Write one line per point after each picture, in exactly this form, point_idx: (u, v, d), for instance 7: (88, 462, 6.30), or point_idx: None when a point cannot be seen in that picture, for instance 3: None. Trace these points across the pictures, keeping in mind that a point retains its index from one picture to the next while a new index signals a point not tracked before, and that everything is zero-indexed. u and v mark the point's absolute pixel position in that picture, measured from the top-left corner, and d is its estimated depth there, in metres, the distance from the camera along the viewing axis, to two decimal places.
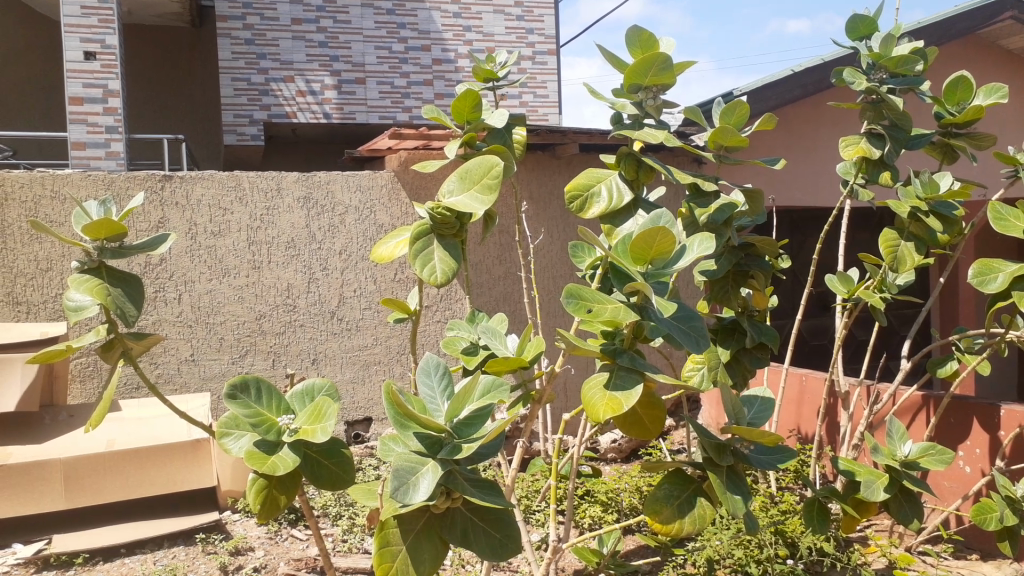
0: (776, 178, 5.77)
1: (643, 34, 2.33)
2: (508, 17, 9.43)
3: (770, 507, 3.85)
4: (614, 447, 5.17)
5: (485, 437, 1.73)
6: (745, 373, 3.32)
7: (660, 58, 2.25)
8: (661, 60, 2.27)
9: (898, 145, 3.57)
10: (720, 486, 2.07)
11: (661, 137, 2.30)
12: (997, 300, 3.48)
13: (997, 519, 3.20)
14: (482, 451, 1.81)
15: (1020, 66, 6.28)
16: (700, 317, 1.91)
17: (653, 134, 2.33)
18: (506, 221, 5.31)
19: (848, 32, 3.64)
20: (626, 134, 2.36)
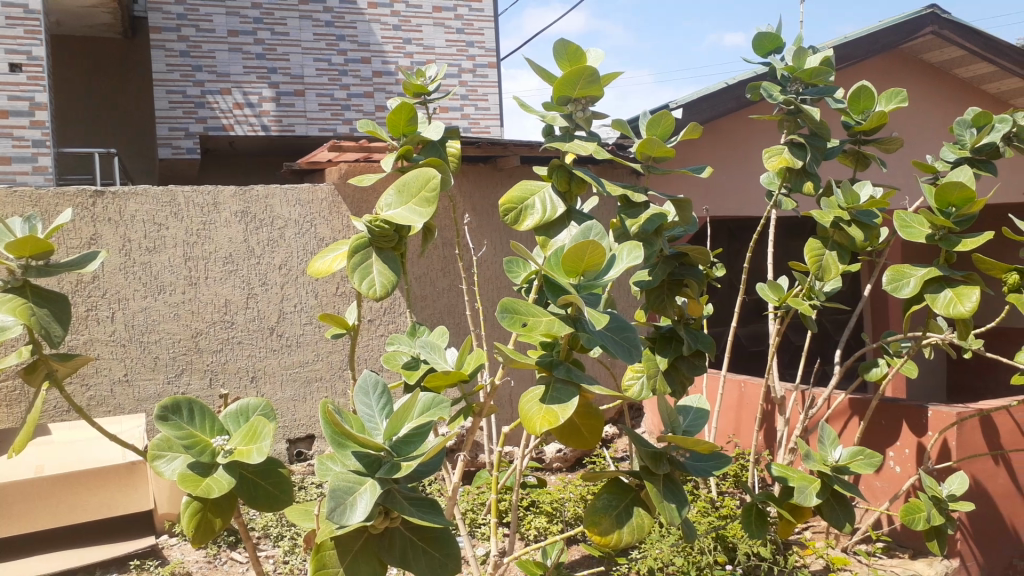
0: (709, 189, 5.91)
1: (570, 47, 2.36)
2: (448, 30, 9.47)
3: (710, 513, 3.91)
4: (559, 457, 5.19)
5: (424, 456, 1.72)
6: (683, 382, 3.36)
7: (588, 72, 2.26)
8: (589, 74, 2.29)
9: (818, 154, 3.69)
10: (656, 495, 2.10)
11: (591, 149, 2.34)
12: (912, 305, 3.60)
13: (924, 519, 3.33)
14: (420, 471, 1.79)
15: (940, 80, 6.53)
16: (632, 326, 1.95)
17: (584, 146, 2.36)
18: (447, 234, 5.31)
19: (755, 48, 3.80)
20: (555, 146, 2.39)
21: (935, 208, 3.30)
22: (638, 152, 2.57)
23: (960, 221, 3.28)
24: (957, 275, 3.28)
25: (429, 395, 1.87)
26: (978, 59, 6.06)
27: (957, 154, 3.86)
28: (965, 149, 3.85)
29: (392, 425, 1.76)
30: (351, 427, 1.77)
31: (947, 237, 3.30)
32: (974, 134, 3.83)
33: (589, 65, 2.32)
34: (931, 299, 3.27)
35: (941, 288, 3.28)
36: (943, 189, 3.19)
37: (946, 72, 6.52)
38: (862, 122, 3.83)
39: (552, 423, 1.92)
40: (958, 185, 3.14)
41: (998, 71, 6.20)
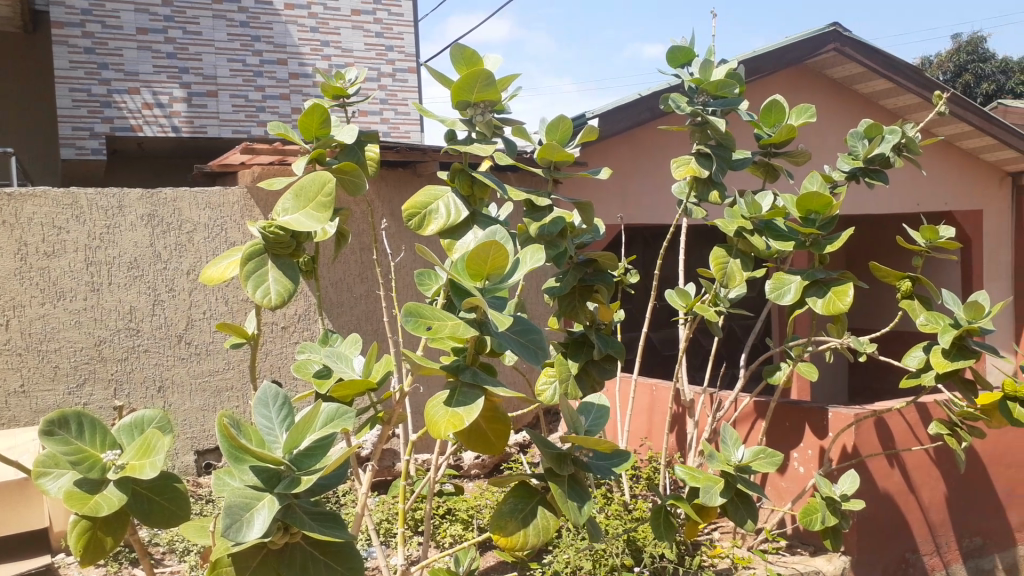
0: (626, 196, 6.02)
1: (466, 51, 2.41)
2: (367, 33, 9.46)
3: (622, 516, 3.97)
4: (477, 463, 5.14)
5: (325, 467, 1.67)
6: (594, 386, 3.39)
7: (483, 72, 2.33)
8: (486, 76, 2.40)
9: (723, 163, 3.81)
10: (561, 496, 2.14)
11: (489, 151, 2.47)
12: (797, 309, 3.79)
13: (820, 519, 3.49)
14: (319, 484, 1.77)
15: (842, 94, 6.83)
16: (538, 329, 1.97)
17: (482, 149, 2.48)
18: (363, 239, 5.25)
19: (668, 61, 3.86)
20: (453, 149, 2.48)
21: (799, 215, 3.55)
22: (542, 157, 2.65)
23: (823, 225, 3.53)
24: (833, 276, 3.46)
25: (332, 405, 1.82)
26: (877, 76, 6.35)
27: (851, 165, 4.05)
28: (859, 159, 4.03)
29: (293, 437, 1.71)
30: (248, 440, 1.71)
31: (816, 241, 3.53)
32: (866, 146, 4.02)
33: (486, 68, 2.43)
34: (811, 302, 3.44)
35: (820, 291, 3.46)
36: (803, 198, 3.43)
37: (847, 87, 6.82)
38: (772, 134, 3.97)
39: (457, 426, 1.91)
40: (817, 193, 3.39)
41: (894, 88, 6.52)
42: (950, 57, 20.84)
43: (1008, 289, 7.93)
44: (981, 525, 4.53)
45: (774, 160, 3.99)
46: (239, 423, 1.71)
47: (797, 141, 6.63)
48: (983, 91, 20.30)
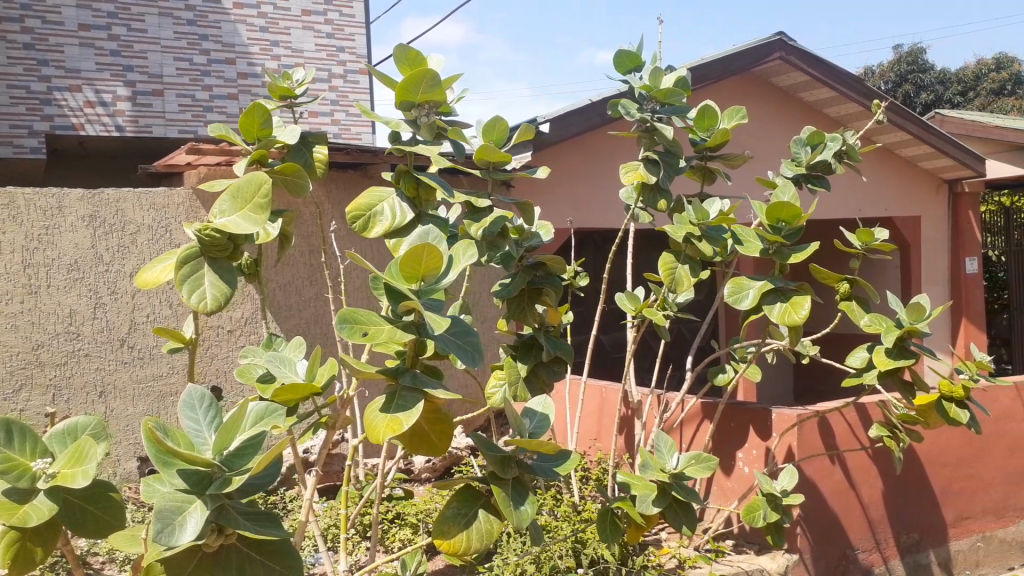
0: (576, 200, 6.06)
1: (410, 52, 2.55)
2: (318, 34, 9.38)
3: (572, 517, 3.99)
4: (428, 467, 5.06)
5: (256, 464, 1.65)
6: (544, 388, 3.38)
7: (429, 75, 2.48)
8: (430, 77, 2.49)
9: (671, 170, 3.85)
10: (504, 500, 2.16)
11: (435, 152, 2.65)
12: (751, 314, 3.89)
13: (762, 516, 3.61)
14: (250, 484, 1.72)
15: (788, 102, 6.97)
16: (475, 331, 1.98)
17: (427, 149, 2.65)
18: (310, 241, 5.18)
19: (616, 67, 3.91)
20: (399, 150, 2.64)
21: (766, 223, 3.54)
22: (481, 155, 2.97)
23: (789, 235, 3.53)
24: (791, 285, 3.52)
25: (261, 405, 1.84)
26: (821, 85, 6.50)
27: (794, 171, 4.15)
28: (801, 165, 4.13)
29: (222, 439, 1.68)
30: (177, 444, 1.67)
31: (779, 250, 3.53)
32: (808, 152, 4.12)
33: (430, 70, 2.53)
34: (768, 309, 3.50)
35: (776, 298, 3.52)
36: (772, 207, 3.43)
37: (793, 95, 6.96)
38: (707, 138, 4.04)
39: (396, 430, 1.91)
40: (786, 203, 3.38)
41: (838, 96, 6.68)
42: (891, 68, 21.38)
43: (944, 294, 8.16)
44: (918, 522, 4.66)
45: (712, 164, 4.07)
46: (167, 427, 1.68)
47: (743, 148, 6.74)
48: (923, 101, 20.94)
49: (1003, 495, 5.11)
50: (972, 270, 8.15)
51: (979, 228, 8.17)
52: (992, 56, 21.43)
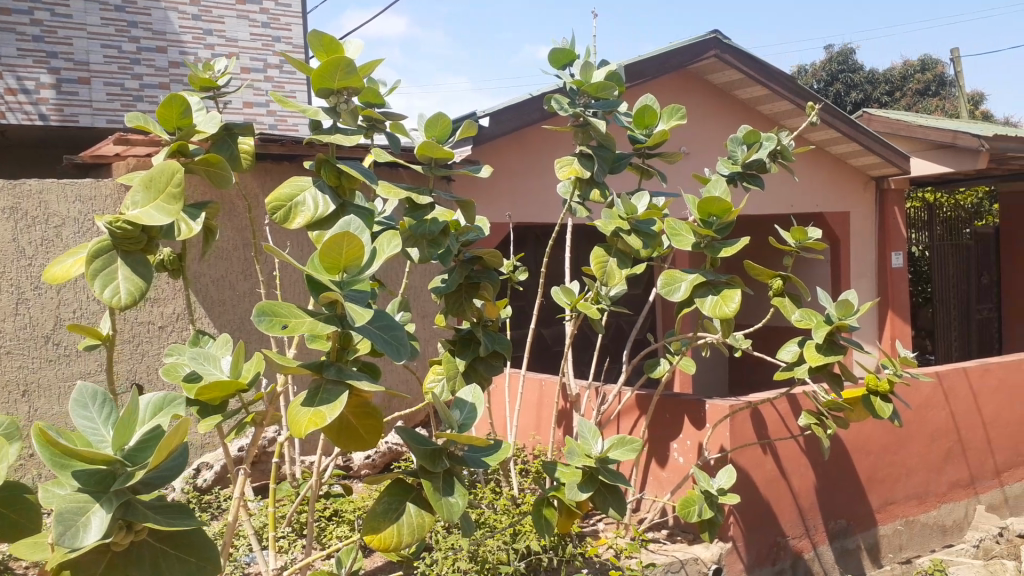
0: (515, 194, 6.07)
1: (324, 37, 2.53)
2: (253, 23, 9.18)
3: (512, 510, 3.99)
4: (366, 463, 4.92)
5: (158, 456, 1.60)
6: (483, 382, 3.36)
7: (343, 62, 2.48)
8: (346, 63, 2.50)
9: (605, 164, 3.90)
10: (433, 494, 2.17)
11: (353, 141, 2.66)
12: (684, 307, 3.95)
13: (697, 511, 3.67)
14: (154, 478, 1.66)
15: (724, 100, 7.10)
16: (400, 324, 1.95)
17: (347, 138, 2.69)
18: (242, 234, 5.07)
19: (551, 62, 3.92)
20: (319, 139, 2.67)
21: (699, 217, 3.60)
22: (422, 151, 2.92)
23: (720, 229, 3.60)
24: (721, 278, 3.58)
25: (155, 396, 1.85)
26: (755, 83, 6.65)
27: (731, 169, 4.21)
28: (738, 164, 4.20)
29: (119, 435, 1.64)
30: (72, 445, 1.60)
31: (710, 244, 3.57)
32: (745, 151, 4.20)
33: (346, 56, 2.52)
34: (700, 302, 3.56)
35: (708, 291, 3.58)
36: (704, 202, 3.50)
37: (727, 92, 7.08)
38: (648, 137, 4.08)
39: (318, 424, 1.88)
40: (717, 198, 3.45)
41: (770, 95, 6.83)
42: (823, 67, 21.89)
43: (871, 288, 8.41)
44: (845, 508, 4.80)
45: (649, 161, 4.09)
46: (60, 428, 1.61)
47: (679, 144, 6.84)
48: (853, 99, 21.52)
49: (924, 480, 5.30)
50: (898, 264, 8.44)
51: (902, 223, 8.49)
52: (918, 57, 22.13)
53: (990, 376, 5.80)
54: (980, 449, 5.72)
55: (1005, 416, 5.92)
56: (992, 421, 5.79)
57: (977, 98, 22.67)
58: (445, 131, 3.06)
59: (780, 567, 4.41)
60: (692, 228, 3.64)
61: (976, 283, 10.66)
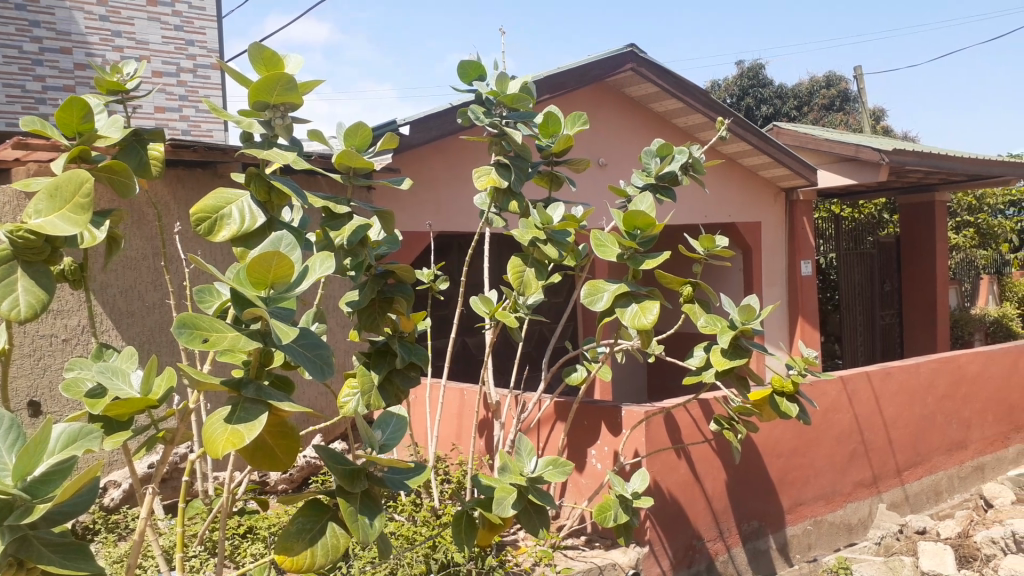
0: (435, 204, 6.05)
1: (266, 53, 2.52)
2: (165, 26, 8.87)
3: (432, 521, 3.97)
4: (284, 478, 4.83)
5: (66, 491, 1.55)
6: (398, 395, 3.33)
7: (283, 78, 2.47)
8: (285, 79, 2.49)
9: (521, 173, 3.95)
10: (350, 515, 2.12)
11: (289, 158, 2.57)
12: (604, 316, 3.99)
13: (613, 516, 3.73)
14: (54, 513, 1.61)
15: (641, 112, 7.25)
16: (325, 343, 1.92)
17: (282, 154, 2.59)
18: (146, 245, 4.87)
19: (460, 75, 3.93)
20: (252, 153, 2.58)
21: (623, 229, 3.67)
22: (340, 160, 2.93)
23: (644, 242, 3.66)
24: (642, 289, 3.65)
25: (69, 426, 1.68)
26: (670, 97, 6.83)
27: (644, 180, 4.31)
28: (650, 176, 4.30)
29: (24, 466, 1.54)
30: None
31: (633, 256, 3.64)
32: (658, 163, 4.30)
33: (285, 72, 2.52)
34: (620, 312, 3.62)
35: (628, 301, 3.65)
36: (626, 216, 3.58)
37: (644, 105, 7.24)
38: (552, 145, 4.15)
39: (236, 444, 1.82)
40: (638, 211, 3.53)
41: (685, 108, 7.03)
42: (734, 82, 22.63)
43: (782, 295, 8.71)
44: (757, 510, 4.95)
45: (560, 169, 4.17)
46: None
47: (598, 155, 6.95)
48: (763, 114, 22.41)
49: (831, 481, 5.52)
50: (806, 272, 8.79)
51: (811, 233, 8.83)
52: (823, 74, 23.07)
53: (891, 379, 6.08)
54: (881, 449, 5.98)
55: (905, 417, 6.21)
56: (892, 421, 6.07)
57: (878, 114, 23.79)
58: (366, 142, 3.06)
59: (695, 569, 4.52)
60: (618, 240, 3.68)
61: (879, 290, 11.14)
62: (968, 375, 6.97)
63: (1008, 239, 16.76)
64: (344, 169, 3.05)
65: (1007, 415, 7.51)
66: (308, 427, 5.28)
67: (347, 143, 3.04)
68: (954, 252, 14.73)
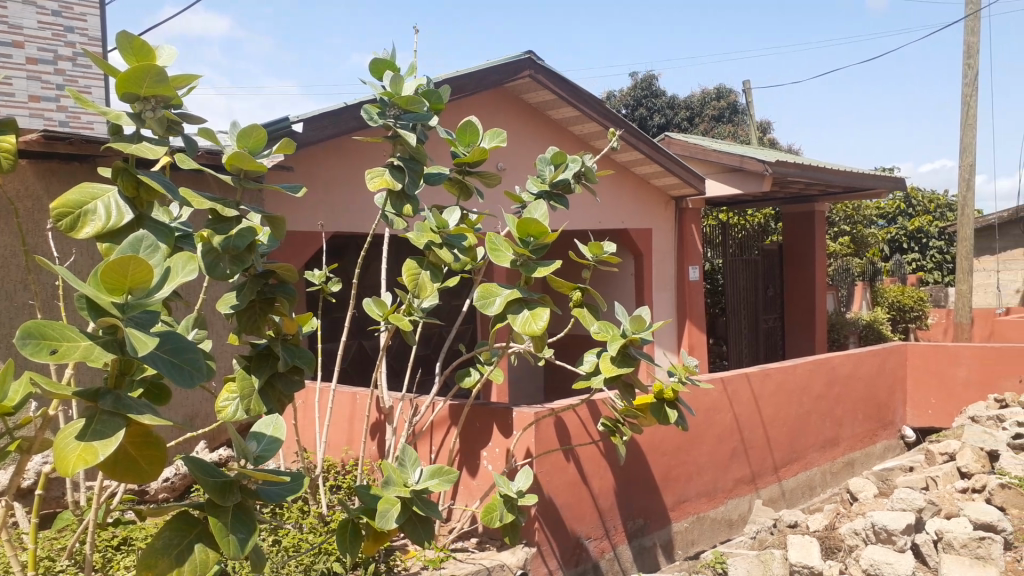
0: (328, 205, 5.95)
1: (135, 43, 2.47)
2: (41, 11, 8.03)
3: (318, 528, 3.90)
4: (165, 486, 4.62)
5: None
6: (280, 401, 3.26)
7: (151, 70, 2.43)
8: (158, 72, 2.44)
9: (415, 176, 3.95)
10: (220, 530, 2.11)
11: (159, 152, 2.52)
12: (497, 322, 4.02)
13: (498, 516, 3.78)
14: None
15: (539, 119, 7.35)
16: (191, 348, 1.97)
17: (152, 149, 2.54)
18: (12, 241, 4.59)
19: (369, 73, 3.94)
20: (120, 148, 2.51)
21: (517, 236, 3.71)
22: (230, 164, 2.87)
23: (536, 249, 3.70)
24: (533, 297, 3.72)
25: None
26: (566, 104, 6.98)
27: (539, 187, 4.36)
28: (545, 182, 4.35)
29: None
30: None
31: (526, 263, 3.70)
32: (552, 171, 4.36)
33: (155, 65, 2.47)
34: (511, 317, 3.65)
35: (521, 307, 3.69)
36: (521, 223, 3.60)
37: (542, 112, 7.35)
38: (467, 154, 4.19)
39: (88, 462, 1.79)
40: (533, 219, 3.57)
41: (579, 116, 7.21)
42: (629, 93, 23.22)
43: (671, 299, 9.00)
44: (641, 508, 5.09)
45: (467, 178, 4.19)
46: None
47: (495, 161, 6.99)
48: (655, 124, 23.10)
49: (712, 478, 5.74)
50: (694, 277, 9.12)
51: (698, 239, 9.17)
52: (713, 87, 23.93)
53: (769, 380, 6.37)
54: (760, 447, 6.27)
55: (782, 416, 6.52)
56: (770, 420, 6.37)
57: (764, 127, 24.89)
58: (259, 146, 3.00)
59: (582, 568, 4.62)
60: (512, 245, 3.73)
61: (762, 294, 11.66)
62: (840, 376, 7.38)
63: (879, 247, 17.83)
64: (234, 172, 2.97)
65: (874, 413, 8.00)
66: (189, 434, 5.11)
67: (239, 146, 2.98)
68: (832, 259, 15.56)
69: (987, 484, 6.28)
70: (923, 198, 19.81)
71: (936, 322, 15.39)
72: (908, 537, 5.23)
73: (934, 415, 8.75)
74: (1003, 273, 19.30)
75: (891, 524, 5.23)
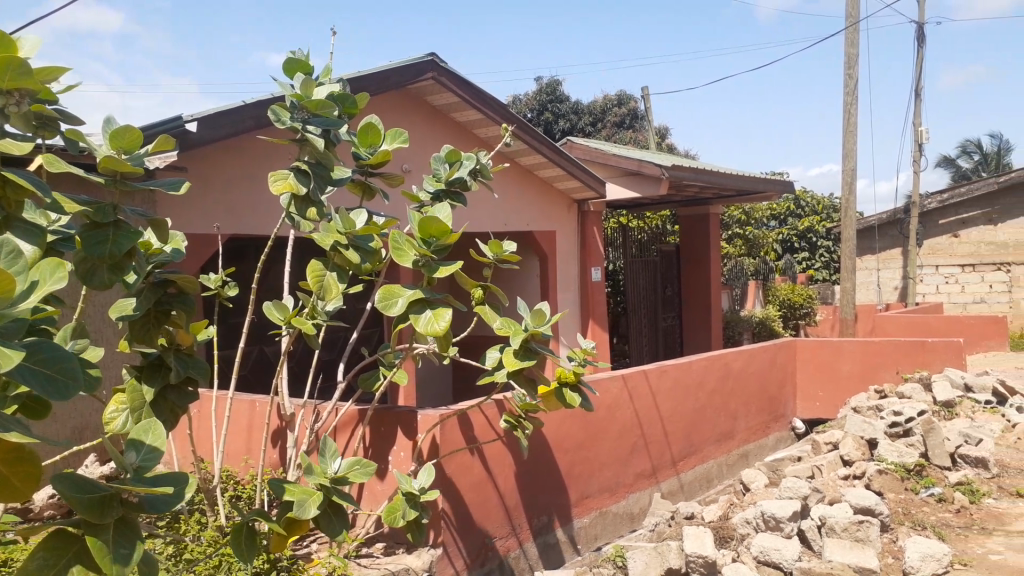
0: (225, 206, 5.79)
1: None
2: None
3: (218, 540, 3.78)
4: (51, 503, 4.39)
5: None
6: (174, 413, 3.15)
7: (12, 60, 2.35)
8: (21, 63, 2.37)
9: (322, 181, 3.89)
10: (100, 550, 2.07)
11: (25, 149, 2.39)
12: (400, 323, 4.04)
13: (402, 516, 3.76)
14: None
15: (444, 122, 7.36)
16: (67, 357, 1.90)
17: (18, 145, 2.39)
18: None
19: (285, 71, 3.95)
20: None
21: (419, 237, 3.71)
22: (105, 164, 2.76)
23: (438, 250, 3.71)
24: (436, 296, 3.74)
25: None
26: (469, 106, 7.04)
27: (434, 186, 4.37)
28: (441, 181, 4.37)
29: None
30: None
31: (428, 263, 3.71)
32: (447, 169, 4.38)
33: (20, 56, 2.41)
34: (414, 318, 3.65)
35: (423, 307, 3.69)
36: (424, 222, 3.63)
37: (446, 114, 7.36)
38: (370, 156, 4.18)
39: None
40: (437, 219, 3.60)
41: (483, 118, 7.28)
42: (533, 97, 23.49)
43: (575, 300, 9.16)
44: (546, 506, 5.19)
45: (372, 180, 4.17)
46: None
47: (399, 163, 6.97)
48: (560, 128, 23.48)
49: (614, 473, 5.89)
50: (597, 278, 9.30)
51: (601, 241, 9.37)
52: (615, 91, 24.43)
53: (667, 376, 6.58)
54: (659, 441, 6.47)
55: (679, 411, 6.75)
56: (668, 416, 6.58)
57: (664, 131, 25.61)
58: (134, 143, 2.88)
59: (488, 567, 4.66)
60: (414, 245, 3.75)
61: (662, 294, 12.02)
62: (734, 371, 7.70)
63: (771, 248, 18.67)
64: (109, 173, 2.88)
65: (767, 406, 8.36)
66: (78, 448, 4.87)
67: (112, 144, 2.86)
68: (727, 259, 16.18)
69: (866, 470, 6.72)
70: (812, 200, 20.85)
71: (824, 318, 16.22)
72: (794, 524, 5.51)
73: (821, 407, 9.23)
74: (883, 271, 20.52)
75: (780, 512, 5.49)
